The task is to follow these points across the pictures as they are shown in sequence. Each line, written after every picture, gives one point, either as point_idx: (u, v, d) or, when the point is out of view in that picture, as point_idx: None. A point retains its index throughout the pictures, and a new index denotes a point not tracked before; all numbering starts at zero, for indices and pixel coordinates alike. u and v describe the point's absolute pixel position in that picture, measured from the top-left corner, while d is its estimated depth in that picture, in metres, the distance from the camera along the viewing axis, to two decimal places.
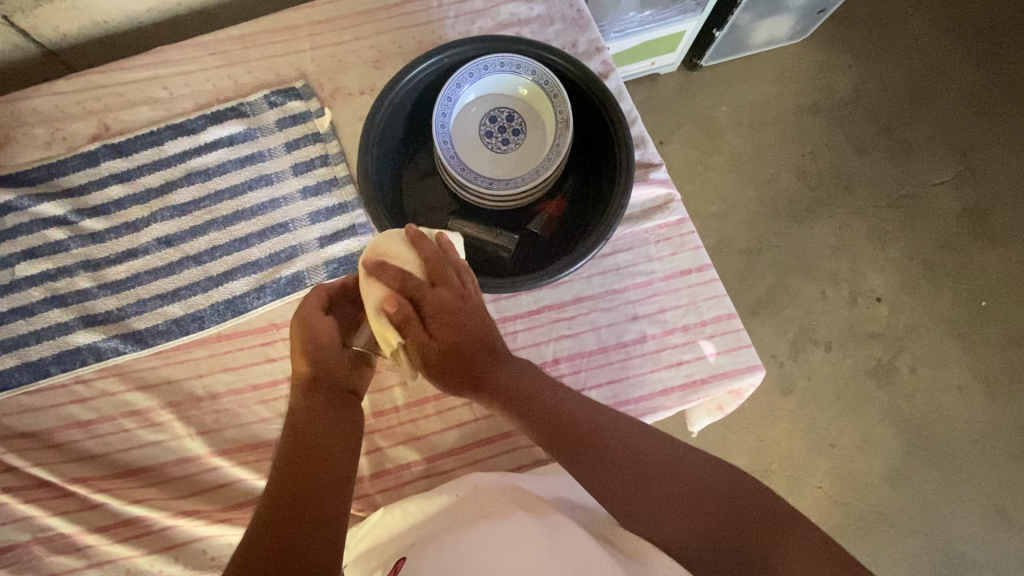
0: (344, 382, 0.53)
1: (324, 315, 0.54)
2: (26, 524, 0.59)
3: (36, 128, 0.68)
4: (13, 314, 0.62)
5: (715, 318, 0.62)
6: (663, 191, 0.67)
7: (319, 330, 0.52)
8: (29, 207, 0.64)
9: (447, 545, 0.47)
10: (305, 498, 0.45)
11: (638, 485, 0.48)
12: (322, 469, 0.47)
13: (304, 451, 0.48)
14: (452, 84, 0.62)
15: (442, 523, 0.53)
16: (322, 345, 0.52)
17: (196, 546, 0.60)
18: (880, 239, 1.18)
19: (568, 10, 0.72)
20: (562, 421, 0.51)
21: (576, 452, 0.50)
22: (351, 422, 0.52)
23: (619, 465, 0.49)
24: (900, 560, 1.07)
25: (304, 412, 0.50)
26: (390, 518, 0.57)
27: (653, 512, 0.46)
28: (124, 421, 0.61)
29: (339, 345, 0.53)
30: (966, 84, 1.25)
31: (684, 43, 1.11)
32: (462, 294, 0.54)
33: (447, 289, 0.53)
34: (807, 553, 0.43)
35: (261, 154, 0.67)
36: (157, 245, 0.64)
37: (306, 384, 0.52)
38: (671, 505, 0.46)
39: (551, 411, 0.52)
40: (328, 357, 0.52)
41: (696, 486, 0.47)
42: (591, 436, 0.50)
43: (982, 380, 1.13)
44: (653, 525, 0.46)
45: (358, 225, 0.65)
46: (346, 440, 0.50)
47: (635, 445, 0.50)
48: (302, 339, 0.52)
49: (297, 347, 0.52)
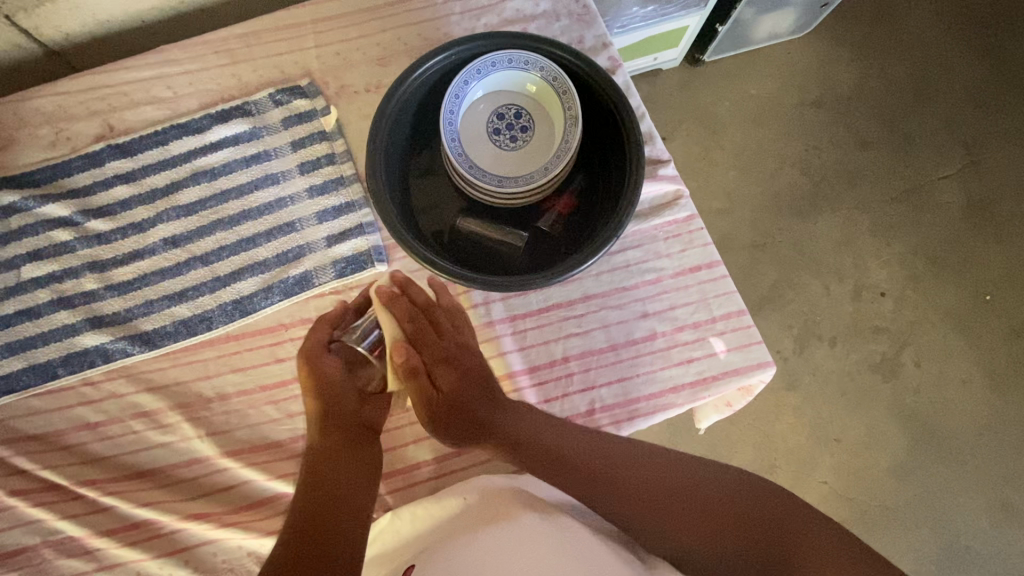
0: (355, 418, 0.54)
1: (330, 352, 0.54)
2: (35, 528, 0.59)
3: (39, 129, 0.67)
4: (19, 316, 0.61)
5: (724, 314, 0.62)
6: (672, 188, 0.67)
7: (325, 366, 0.53)
8: (34, 208, 0.64)
9: (463, 546, 0.47)
10: (316, 523, 0.47)
11: (642, 501, 0.50)
12: (340, 501, 0.49)
13: (322, 482, 0.50)
14: (460, 82, 0.61)
15: (450, 528, 0.53)
16: (331, 385, 0.53)
17: (206, 549, 0.60)
18: (883, 233, 1.18)
19: (574, 5, 0.72)
20: (557, 449, 0.53)
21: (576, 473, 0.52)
22: (356, 456, 0.52)
23: (620, 484, 0.51)
24: (904, 553, 1.07)
25: (320, 449, 0.51)
26: (399, 522, 0.57)
27: (659, 528, 0.50)
28: (133, 422, 0.61)
29: (348, 381, 0.54)
30: (969, 76, 1.25)
31: (686, 38, 1.11)
32: (462, 344, 0.55)
33: (449, 340, 0.54)
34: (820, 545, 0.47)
35: (267, 153, 0.66)
36: (163, 245, 0.64)
37: (320, 421, 0.53)
38: (676, 516, 0.49)
39: (551, 447, 0.53)
40: (339, 397, 0.53)
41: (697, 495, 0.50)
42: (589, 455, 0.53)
43: (987, 373, 1.13)
44: (658, 538, 0.49)
45: (366, 224, 0.64)
46: (364, 479, 0.52)
47: (633, 459, 0.53)
48: (314, 381, 0.53)
49: (310, 386, 0.53)
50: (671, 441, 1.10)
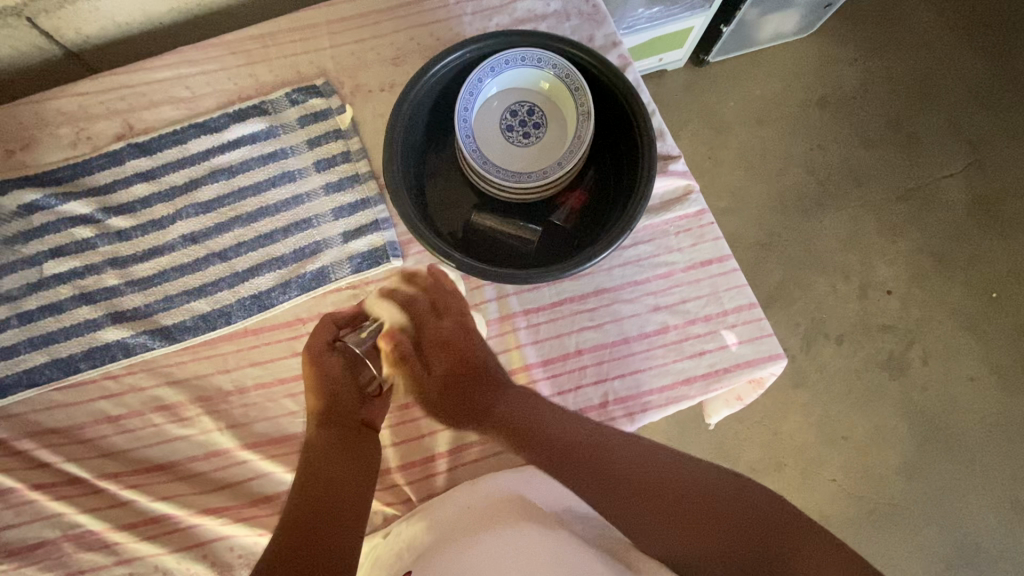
0: (353, 416, 0.55)
1: (331, 351, 0.56)
2: (56, 521, 0.60)
3: (60, 129, 0.68)
4: (41, 312, 0.63)
5: (736, 308, 0.63)
6: (683, 183, 0.67)
7: (327, 367, 0.55)
8: (56, 205, 0.65)
9: (455, 553, 0.47)
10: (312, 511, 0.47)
11: (635, 499, 0.50)
12: (334, 493, 0.49)
13: (318, 471, 0.50)
14: (475, 79, 0.62)
15: (452, 525, 0.53)
16: (333, 383, 0.54)
17: (223, 543, 0.61)
18: (889, 231, 1.19)
19: (584, 5, 0.73)
20: (559, 440, 0.55)
21: (576, 468, 0.53)
22: (357, 454, 0.52)
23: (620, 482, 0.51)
24: (913, 552, 1.07)
25: (318, 443, 0.52)
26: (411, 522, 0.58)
27: (656, 528, 0.48)
28: (154, 416, 0.62)
29: (348, 380, 0.56)
30: (973, 76, 1.26)
31: (691, 39, 1.12)
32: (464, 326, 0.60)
33: (450, 320, 0.60)
34: (811, 553, 0.45)
35: (283, 151, 0.67)
36: (183, 242, 0.65)
37: (320, 419, 0.54)
38: (666, 517, 0.49)
39: (551, 436, 0.55)
40: (339, 397, 0.55)
41: (690, 498, 0.49)
42: (591, 452, 0.53)
43: (995, 371, 1.13)
44: (646, 538, 0.48)
45: (381, 220, 0.65)
46: (360, 472, 0.51)
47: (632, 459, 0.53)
48: (315, 379, 0.54)
49: (312, 385, 0.55)
50: (678, 439, 1.11)
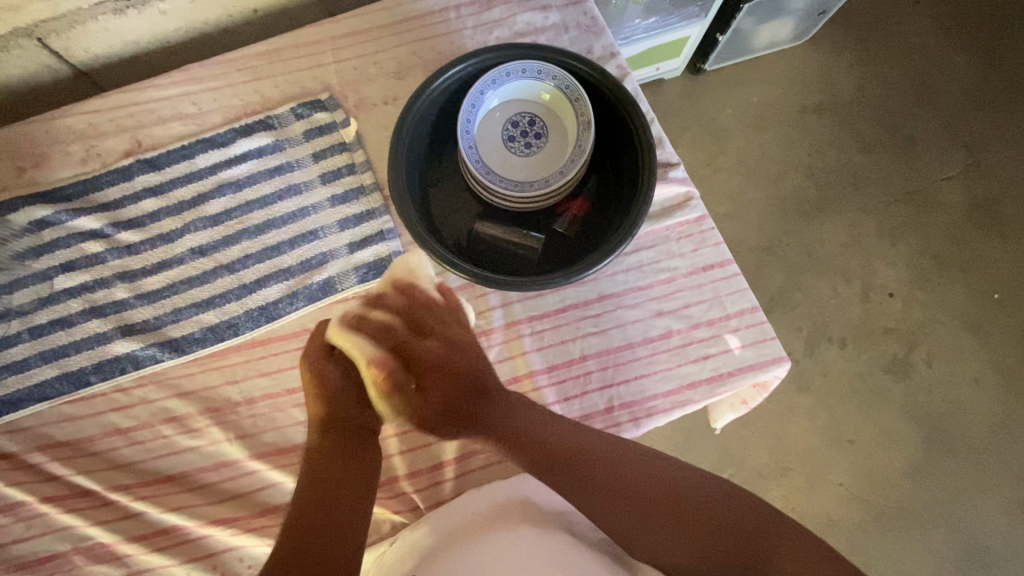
0: (356, 420, 0.55)
1: (331, 358, 0.55)
2: (66, 534, 0.60)
3: (70, 146, 0.70)
4: (51, 326, 0.63)
5: (738, 312, 0.64)
6: (682, 189, 0.69)
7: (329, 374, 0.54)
8: (66, 221, 0.66)
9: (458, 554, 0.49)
10: (313, 517, 0.48)
11: (633, 507, 0.50)
12: (335, 499, 0.49)
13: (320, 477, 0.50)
14: (477, 91, 0.63)
15: (455, 532, 0.54)
16: (333, 389, 0.54)
17: (233, 554, 0.61)
18: (889, 234, 1.20)
19: (581, 17, 0.74)
20: (550, 449, 0.53)
21: (565, 474, 0.52)
22: (358, 463, 0.52)
23: (616, 488, 0.51)
24: (922, 554, 1.07)
25: (319, 447, 0.52)
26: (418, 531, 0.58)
27: (655, 534, 0.50)
28: (162, 427, 0.62)
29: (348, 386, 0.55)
30: (968, 79, 1.27)
31: (688, 48, 1.14)
32: (450, 340, 0.56)
33: (434, 338, 0.56)
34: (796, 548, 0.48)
35: (289, 165, 0.68)
36: (191, 254, 0.66)
37: (321, 424, 0.54)
38: (661, 526, 0.50)
39: (540, 443, 0.53)
40: (340, 401, 0.54)
41: (682, 501, 0.50)
42: (579, 452, 0.53)
43: (998, 372, 1.14)
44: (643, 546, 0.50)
45: (386, 231, 0.66)
46: (363, 481, 0.51)
47: (624, 462, 0.52)
48: (315, 382, 0.54)
49: (313, 389, 0.54)
50: (685, 445, 1.11)
